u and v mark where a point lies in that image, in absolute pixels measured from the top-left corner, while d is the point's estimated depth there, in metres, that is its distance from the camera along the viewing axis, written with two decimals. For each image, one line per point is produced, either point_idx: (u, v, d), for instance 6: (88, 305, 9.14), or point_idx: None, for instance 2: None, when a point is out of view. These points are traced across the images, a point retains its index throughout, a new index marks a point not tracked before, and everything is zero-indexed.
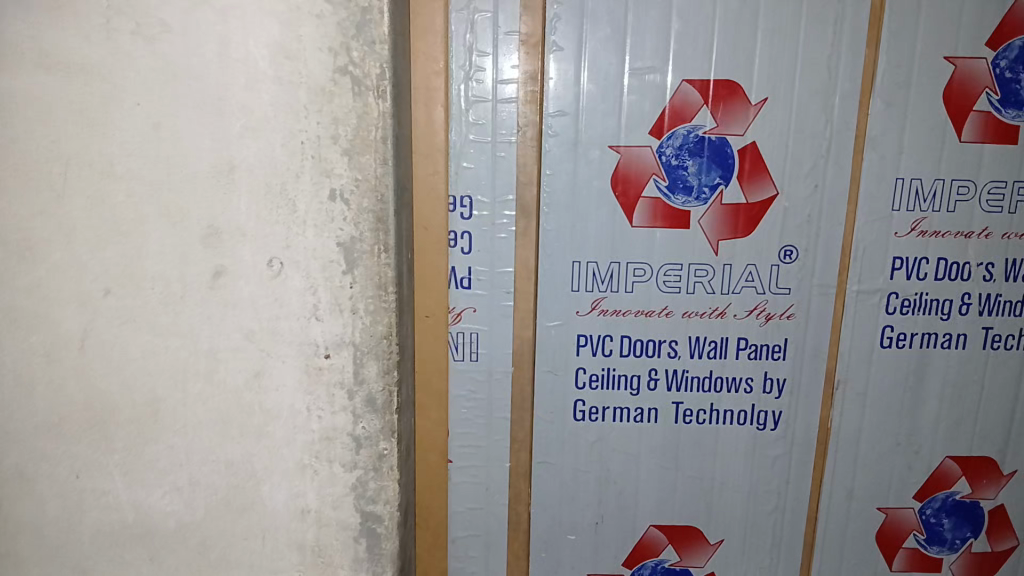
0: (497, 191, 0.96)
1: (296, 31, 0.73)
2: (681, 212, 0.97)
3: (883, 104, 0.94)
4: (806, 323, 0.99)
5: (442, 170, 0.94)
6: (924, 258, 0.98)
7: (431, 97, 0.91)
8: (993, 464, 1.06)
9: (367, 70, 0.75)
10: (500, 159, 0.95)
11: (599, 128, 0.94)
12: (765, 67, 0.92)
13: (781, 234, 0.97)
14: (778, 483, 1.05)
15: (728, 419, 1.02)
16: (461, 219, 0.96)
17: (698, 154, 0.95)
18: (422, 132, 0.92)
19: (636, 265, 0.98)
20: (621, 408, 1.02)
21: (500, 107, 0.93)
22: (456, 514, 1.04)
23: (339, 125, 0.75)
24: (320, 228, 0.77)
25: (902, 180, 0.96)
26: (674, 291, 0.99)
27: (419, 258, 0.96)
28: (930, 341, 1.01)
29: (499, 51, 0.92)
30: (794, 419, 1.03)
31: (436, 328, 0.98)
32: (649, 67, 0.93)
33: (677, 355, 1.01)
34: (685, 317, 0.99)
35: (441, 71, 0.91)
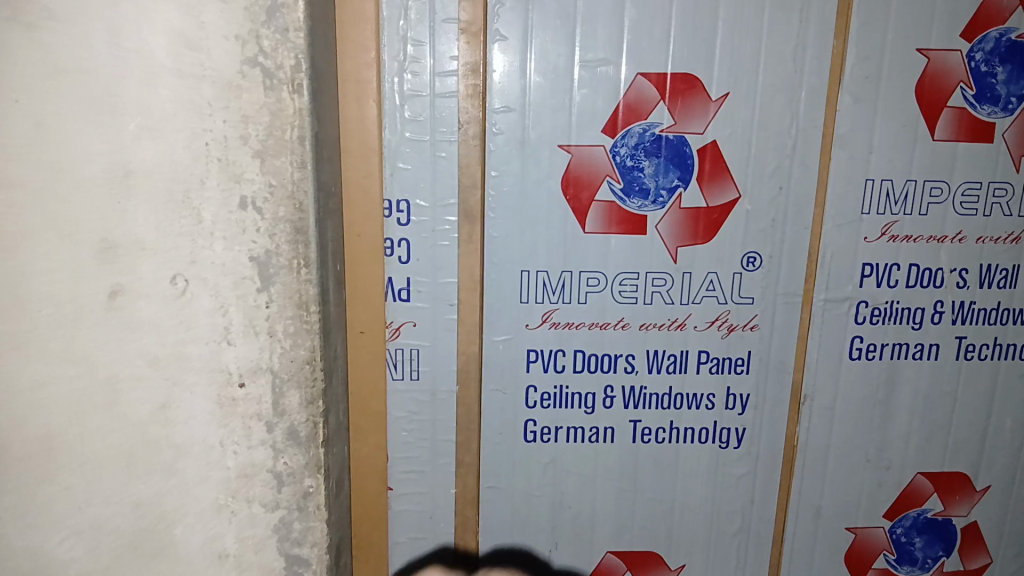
0: (438, 194, 0.87)
1: (197, 16, 0.62)
2: (636, 217, 0.89)
3: (852, 99, 0.87)
4: (771, 334, 0.92)
5: (376, 171, 0.85)
6: (895, 264, 0.92)
7: (362, 90, 0.82)
8: (966, 480, 1.01)
9: (281, 60, 0.65)
10: (441, 160, 0.86)
11: (549, 125, 0.86)
12: (726, 60, 0.85)
13: (743, 239, 0.90)
14: (744, 504, 0.98)
15: (690, 438, 0.95)
16: (398, 225, 0.88)
17: (655, 154, 0.88)
18: (354, 129, 0.83)
19: (589, 274, 0.90)
20: (575, 428, 0.95)
21: (439, 101, 0.85)
22: (399, 545, 0.95)
23: (249, 123, 0.64)
24: (230, 241, 0.66)
25: (873, 181, 0.89)
26: (630, 302, 0.91)
27: (352, 269, 0.87)
28: (901, 352, 0.95)
29: (437, 40, 0.83)
30: (759, 436, 0.96)
31: (373, 345, 0.89)
32: (601, 59, 0.85)
33: (634, 370, 0.93)
34: (642, 329, 0.92)
35: (374, 61, 0.82)
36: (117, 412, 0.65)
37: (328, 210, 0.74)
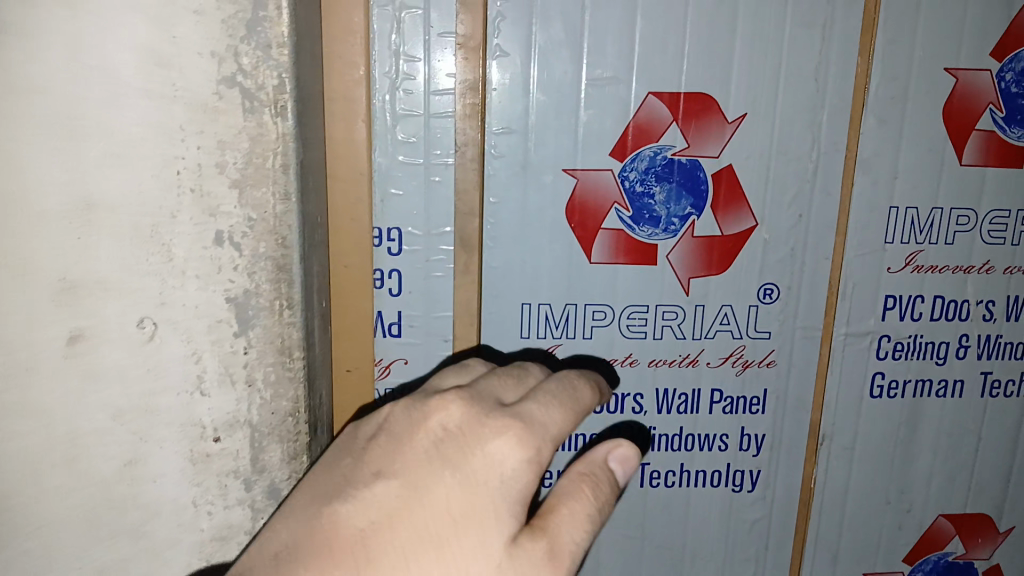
0: (432, 221, 0.80)
1: (168, 30, 0.56)
2: (646, 246, 0.83)
3: (875, 121, 0.82)
4: (788, 371, 0.87)
5: (365, 197, 0.78)
6: (919, 296, 0.86)
7: (351, 110, 0.75)
8: (990, 522, 0.95)
9: (263, 80, 0.59)
10: (436, 185, 0.79)
11: (553, 147, 0.80)
12: (743, 79, 0.79)
13: (760, 271, 0.84)
14: (757, 550, 0.92)
15: (702, 481, 0.89)
16: (389, 255, 0.81)
17: (667, 179, 0.81)
18: (340, 151, 0.76)
19: (595, 307, 0.84)
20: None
21: (434, 121, 0.78)
22: None
23: (226, 149, 0.59)
24: (204, 281, 0.60)
25: (896, 209, 0.84)
26: (639, 337, 0.85)
27: (339, 303, 0.80)
28: (924, 389, 0.89)
29: (432, 55, 0.76)
30: (775, 478, 0.90)
31: (360, 386, 0.83)
32: (611, 77, 0.78)
33: (642, 410, 0.87)
34: (651, 366, 0.86)
35: (363, 79, 0.75)
36: (86, 470, 0.61)
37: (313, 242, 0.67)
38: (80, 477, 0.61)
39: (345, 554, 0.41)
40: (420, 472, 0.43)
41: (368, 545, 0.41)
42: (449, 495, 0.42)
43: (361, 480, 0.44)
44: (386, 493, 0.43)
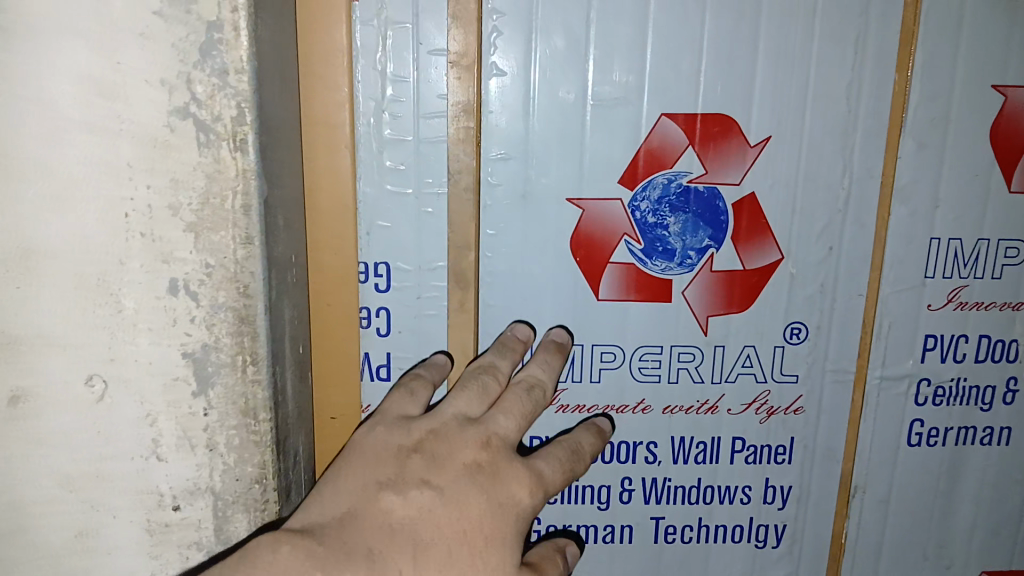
0: (424, 256, 0.73)
1: (111, 57, 0.50)
2: (660, 281, 0.75)
3: (915, 145, 0.74)
4: (817, 419, 0.79)
5: (350, 229, 0.72)
6: (963, 336, 0.78)
7: (334, 137, 0.69)
8: None
9: (219, 110, 0.52)
10: (427, 217, 0.72)
11: (556, 175, 0.72)
12: (766, 98, 0.72)
13: (786, 309, 0.76)
14: None
15: (722, 537, 0.82)
16: (376, 292, 0.74)
17: (682, 209, 0.74)
18: (323, 180, 0.70)
19: (604, 348, 0.76)
20: (588, 526, 0.81)
21: (426, 148, 0.71)
22: None
23: (179, 189, 0.52)
24: (157, 335, 0.54)
25: (938, 240, 0.76)
26: (652, 380, 0.77)
27: (322, 343, 0.74)
28: (967, 437, 0.81)
29: (421, 75, 0.69)
30: (802, 534, 0.82)
31: (345, 436, 0.76)
32: (618, 98, 0.71)
33: (656, 460, 0.79)
34: (666, 413, 0.78)
35: (345, 102, 0.69)
36: (37, 527, 0.57)
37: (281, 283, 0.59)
38: (33, 536, 0.57)
39: (398, 534, 0.54)
40: (459, 490, 0.56)
41: (413, 531, 0.54)
42: (480, 513, 0.55)
43: (408, 482, 0.56)
44: (427, 499, 0.55)
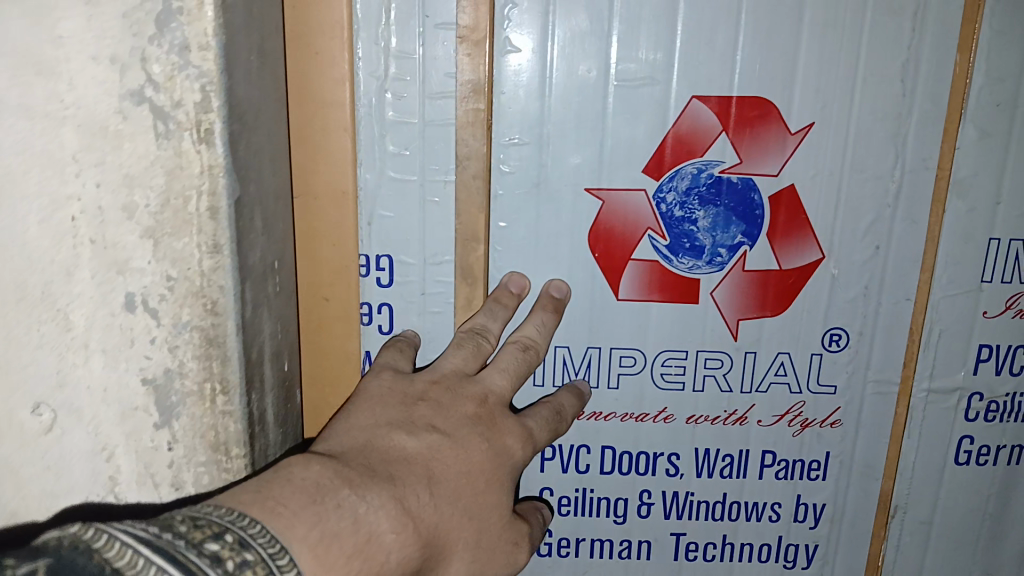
0: (429, 249, 0.67)
1: (52, 27, 0.45)
2: (686, 280, 0.68)
3: (976, 133, 0.66)
4: (856, 433, 0.72)
5: (350, 218, 0.66)
6: (1021, 347, 0.71)
7: (334, 118, 0.63)
8: None
9: (179, 95, 0.47)
10: (432, 207, 0.66)
11: (573, 162, 0.66)
12: (810, 79, 0.64)
13: (825, 313, 0.69)
14: None
15: (747, 556, 0.75)
16: (377, 287, 0.68)
17: (712, 201, 0.67)
18: (321, 165, 0.64)
19: (622, 352, 0.70)
20: (602, 540, 0.75)
21: (430, 131, 0.64)
22: None
23: (135, 186, 0.48)
24: (112, 358, 0.51)
25: (998, 240, 0.68)
26: (676, 387, 0.71)
27: (319, 341, 0.68)
28: (1022, 456, 0.74)
29: (429, 51, 0.62)
30: (835, 556, 0.76)
31: None
32: (643, 79, 0.64)
33: (678, 473, 0.73)
34: (690, 422, 0.72)
35: (342, 77, 0.62)
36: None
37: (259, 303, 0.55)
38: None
39: (415, 464, 0.51)
40: (464, 433, 0.56)
41: (430, 465, 0.52)
42: (485, 457, 0.55)
43: (418, 424, 0.55)
44: (437, 438, 0.54)
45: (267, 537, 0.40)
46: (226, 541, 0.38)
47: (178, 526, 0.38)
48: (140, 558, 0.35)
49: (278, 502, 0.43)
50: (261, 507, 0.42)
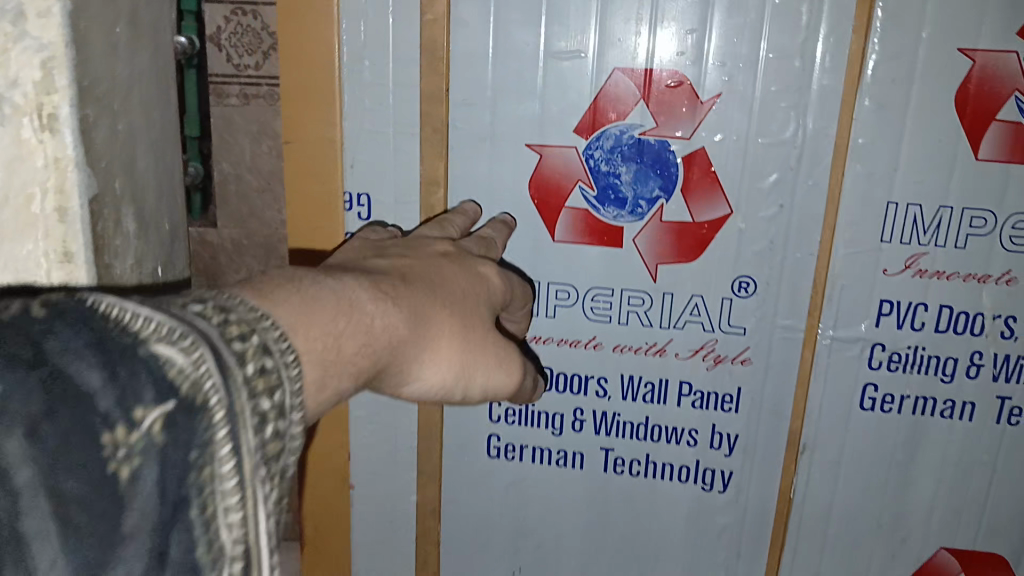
0: (399, 189, 0.82)
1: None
2: (611, 227, 0.80)
3: (872, 105, 0.74)
4: (766, 373, 0.82)
5: (336, 161, 0.81)
6: (922, 304, 0.78)
7: (326, 79, 0.79)
8: (1004, 566, 0.86)
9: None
10: (401, 153, 0.81)
11: (516, 121, 0.78)
12: (717, 54, 0.74)
13: (734, 263, 0.79)
14: (727, 558, 0.89)
15: (669, 475, 0.87)
16: (358, 220, 0.84)
17: (633, 159, 0.78)
18: (316, 117, 0.80)
19: (558, 286, 0.83)
20: (542, 449, 0.89)
21: (400, 91, 0.79)
22: (359, 547, 0.95)
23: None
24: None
25: (895, 204, 0.76)
26: (603, 319, 0.83)
27: (307, 260, 0.84)
28: (926, 407, 0.81)
29: (398, 24, 0.77)
30: (748, 486, 0.86)
31: None
32: (574, 50, 0.76)
33: (606, 394, 0.86)
34: (616, 350, 0.84)
35: (329, 46, 0.78)
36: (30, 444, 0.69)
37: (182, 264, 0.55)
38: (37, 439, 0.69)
39: (414, 265, 0.57)
40: (460, 257, 0.62)
41: (401, 274, 0.54)
42: (490, 274, 0.62)
43: (387, 254, 0.59)
44: (428, 255, 0.60)
45: (247, 308, 0.40)
46: (235, 319, 0.39)
47: (193, 303, 0.39)
48: (130, 316, 0.36)
49: (268, 293, 0.43)
50: (253, 288, 0.43)
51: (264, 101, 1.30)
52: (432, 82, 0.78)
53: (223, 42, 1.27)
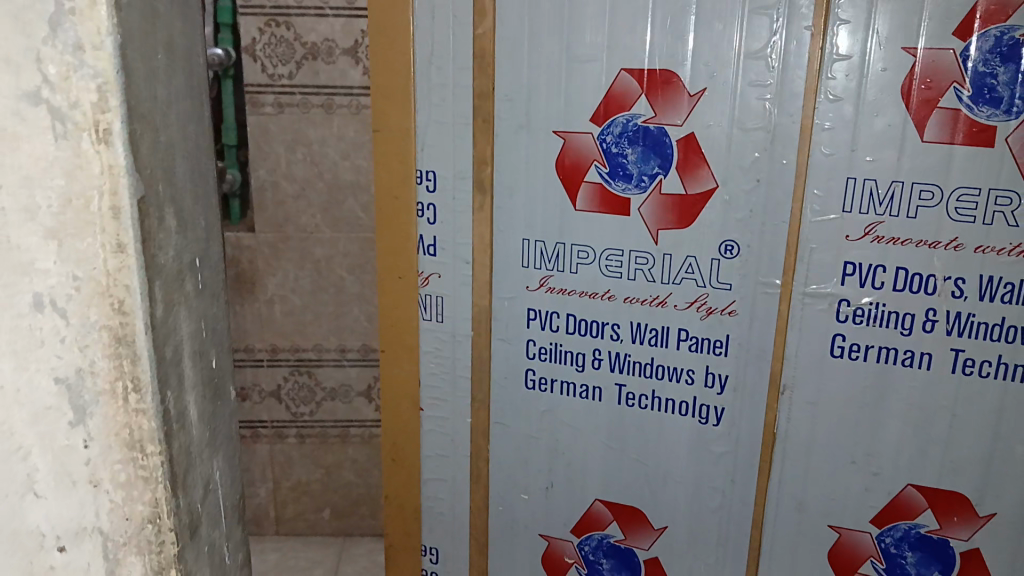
0: (456, 168, 1.05)
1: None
2: (620, 198, 0.99)
3: (832, 97, 0.89)
4: (749, 321, 0.98)
5: (411, 145, 1.05)
6: (881, 266, 0.92)
7: (403, 84, 1.04)
8: (966, 503, 0.98)
9: (75, 95, 0.44)
10: (459, 139, 1.04)
11: (546, 114, 0.99)
12: (698, 59, 0.92)
13: (721, 228, 0.97)
14: (724, 481, 1.06)
15: (672, 409, 1.05)
16: (426, 192, 1.07)
17: (637, 142, 0.97)
18: (395, 113, 1.05)
19: (580, 247, 1.03)
20: (569, 383, 1.09)
21: (457, 92, 1.02)
22: (426, 458, 1.19)
23: (34, 189, 0.45)
24: (20, 358, 0.48)
25: (854, 179, 0.90)
26: (615, 276, 1.02)
27: (392, 225, 1.09)
28: (889, 357, 0.95)
29: (455, 41, 1.00)
30: (739, 418, 1.03)
31: (405, 291, 1.11)
32: (588, 55, 0.96)
33: (619, 338, 1.05)
34: (626, 302, 1.03)
35: (406, 53, 1.02)
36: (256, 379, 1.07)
37: (165, 230, 0.51)
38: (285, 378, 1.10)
39: None
40: None
41: None
42: None
43: None
44: None
45: None
46: None
47: None
48: None
49: None
50: None
51: (297, 108, 1.60)
52: (482, 83, 1.01)
53: (258, 53, 1.58)
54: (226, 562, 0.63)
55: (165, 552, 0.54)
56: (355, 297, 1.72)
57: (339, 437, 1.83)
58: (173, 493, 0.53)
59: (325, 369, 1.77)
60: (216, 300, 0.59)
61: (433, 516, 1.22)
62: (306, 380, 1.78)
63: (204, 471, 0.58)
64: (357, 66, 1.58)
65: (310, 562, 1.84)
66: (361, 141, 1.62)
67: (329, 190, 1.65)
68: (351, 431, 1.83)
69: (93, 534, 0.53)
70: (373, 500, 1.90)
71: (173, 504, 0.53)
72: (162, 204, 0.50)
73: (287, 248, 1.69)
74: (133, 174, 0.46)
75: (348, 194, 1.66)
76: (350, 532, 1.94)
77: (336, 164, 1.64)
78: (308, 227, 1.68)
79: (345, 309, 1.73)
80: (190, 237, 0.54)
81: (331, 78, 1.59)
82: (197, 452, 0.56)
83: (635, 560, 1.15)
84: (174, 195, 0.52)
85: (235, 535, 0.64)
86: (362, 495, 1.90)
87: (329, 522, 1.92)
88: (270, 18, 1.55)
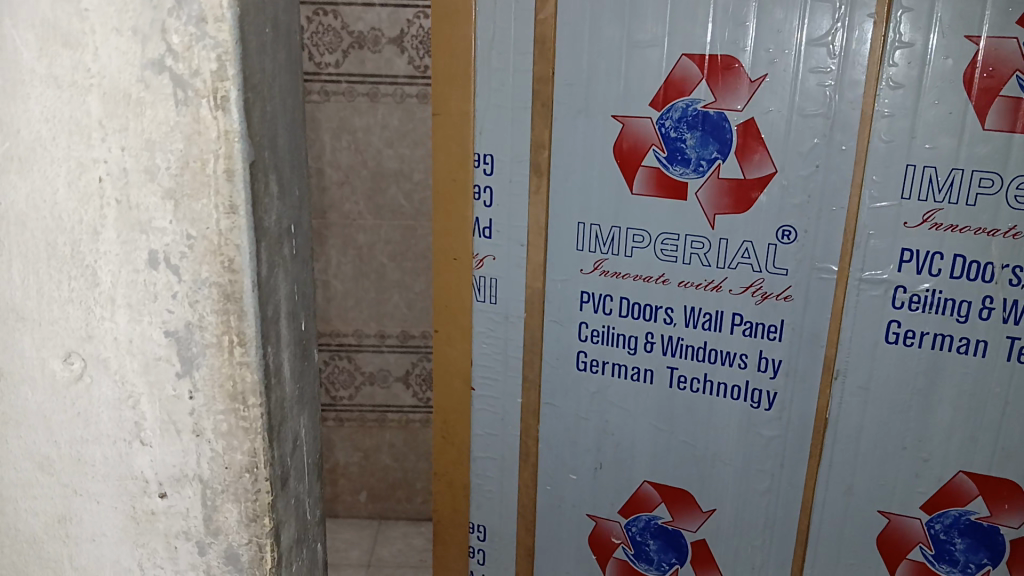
0: (514, 152, 1.07)
1: (76, 1, 0.45)
2: (677, 183, 1.01)
3: (892, 85, 0.90)
4: (804, 307, 1.00)
5: (470, 128, 1.08)
6: (938, 253, 0.93)
7: (463, 71, 1.07)
8: (1019, 491, 0.98)
9: (197, 63, 0.46)
10: (518, 123, 1.06)
11: (606, 99, 1.01)
12: (760, 46, 0.94)
13: (777, 214, 0.98)
14: (772, 465, 1.08)
15: (723, 391, 1.07)
16: (484, 174, 1.10)
17: (696, 127, 0.99)
18: (455, 99, 1.08)
19: (635, 231, 1.05)
20: (620, 365, 1.12)
21: (519, 77, 1.05)
22: (477, 436, 1.22)
23: (155, 151, 0.47)
24: (136, 311, 0.50)
25: (914, 167, 0.91)
26: (670, 260, 1.04)
27: (449, 206, 1.12)
28: (944, 343, 0.96)
29: (516, 27, 1.03)
30: (791, 403, 1.04)
31: (461, 271, 1.14)
32: (650, 41, 0.98)
33: (672, 322, 1.07)
34: (680, 286, 1.05)
35: (468, 40, 1.05)
36: None
37: (270, 195, 0.53)
38: None
39: None
40: None
41: None
42: None
43: None
44: None
45: None
46: None
47: None
48: None
49: None
50: None
51: (342, 96, 1.64)
52: (543, 69, 1.03)
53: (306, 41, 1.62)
54: (308, 517, 0.66)
55: (260, 501, 0.55)
56: (395, 284, 1.76)
57: (376, 421, 1.86)
58: (271, 445, 0.54)
59: (364, 355, 1.81)
60: (306, 266, 0.62)
61: (481, 494, 1.25)
62: (346, 364, 1.82)
63: (293, 427, 0.60)
64: (402, 55, 1.61)
65: (347, 544, 1.89)
66: (405, 130, 1.65)
67: (373, 178, 1.69)
68: (389, 415, 1.86)
69: (193, 481, 0.54)
70: (408, 484, 1.94)
71: (270, 455, 0.54)
72: (268, 172, 0.52)
73: (331, 234, 1.73)
74: (247, 140, 0.48)
75: (391, 182, 1.69)
76: (385, 516, 1.98)
77: (380, 152, 1.67)
78: (351, 215, 1.71)
79: (386, 295, 1.77)
80: (288, 205, 0.57)
81: (377, 68, 1.62)
82: (289, 408, 0.59)
83: (681, 541, 1.17)
84: (277, 163, 0.54)
85: (314, 495, 0.67)
86: (398, 479, 1.93)
87: (366, 504, 1.96)
88: (318, 7, 1.59)
